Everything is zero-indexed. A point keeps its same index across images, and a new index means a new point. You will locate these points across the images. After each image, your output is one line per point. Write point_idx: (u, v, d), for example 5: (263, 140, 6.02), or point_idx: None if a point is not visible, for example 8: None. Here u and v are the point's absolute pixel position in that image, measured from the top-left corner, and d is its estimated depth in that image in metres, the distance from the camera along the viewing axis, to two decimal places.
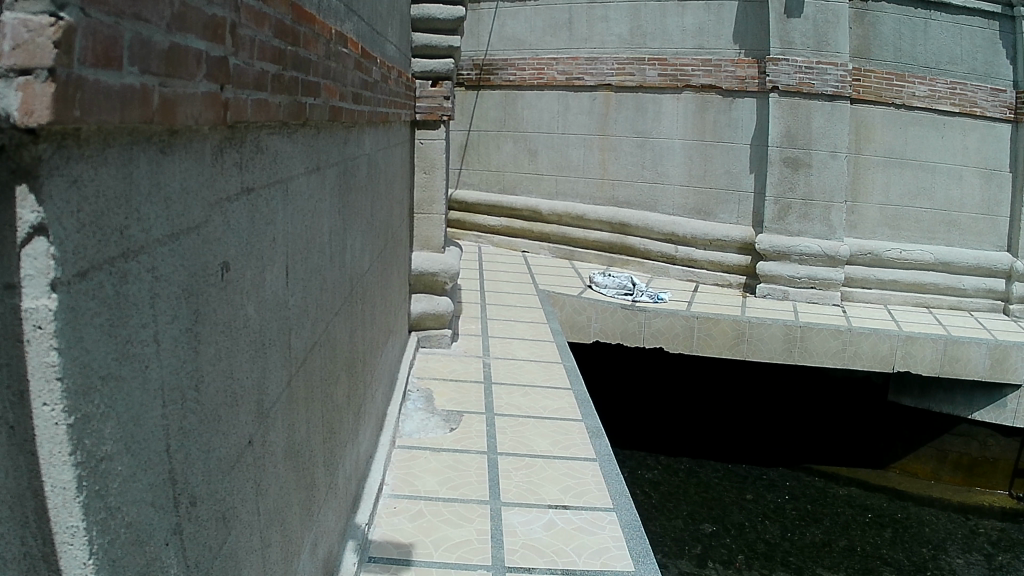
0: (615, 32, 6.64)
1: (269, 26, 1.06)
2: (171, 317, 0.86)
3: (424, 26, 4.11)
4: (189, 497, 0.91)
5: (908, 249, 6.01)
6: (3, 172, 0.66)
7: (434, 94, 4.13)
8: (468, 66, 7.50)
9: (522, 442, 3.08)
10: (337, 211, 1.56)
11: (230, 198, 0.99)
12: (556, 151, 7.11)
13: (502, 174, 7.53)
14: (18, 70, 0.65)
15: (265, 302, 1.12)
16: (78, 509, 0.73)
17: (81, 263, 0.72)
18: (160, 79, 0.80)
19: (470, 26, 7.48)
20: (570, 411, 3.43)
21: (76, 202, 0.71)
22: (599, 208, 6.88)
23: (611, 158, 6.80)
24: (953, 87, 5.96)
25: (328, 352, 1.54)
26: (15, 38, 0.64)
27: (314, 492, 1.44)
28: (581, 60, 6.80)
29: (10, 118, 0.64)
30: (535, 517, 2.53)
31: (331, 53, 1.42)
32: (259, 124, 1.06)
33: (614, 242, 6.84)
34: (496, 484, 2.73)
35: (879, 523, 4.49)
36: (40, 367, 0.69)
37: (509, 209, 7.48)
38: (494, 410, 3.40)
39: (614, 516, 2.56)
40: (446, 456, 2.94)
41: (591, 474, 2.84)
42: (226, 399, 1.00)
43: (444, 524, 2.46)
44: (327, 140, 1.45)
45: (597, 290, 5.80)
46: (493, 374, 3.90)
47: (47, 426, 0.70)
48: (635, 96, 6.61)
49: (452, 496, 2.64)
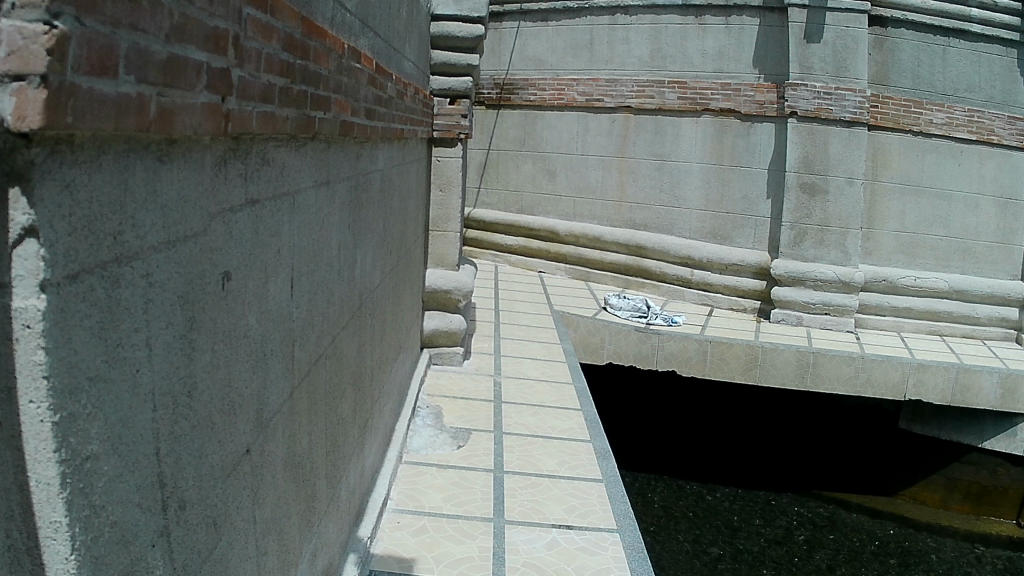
0: (635, 54, 6.63)
1: (277, 39, 1.07)
2: (164, 323, 0.87)
3: (443, 44, 4.13)
4: (178, 501, 0.92)
5: (922, 277, 5.94)
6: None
7: (451, 112, 4.15)
8: (489, 85, 7.56)
9: (529, 461, 3.08)
10: (347, 225, 1.56)
11: (233, 209, 1.00)
12: (575, 172, 7.10)
13: (520, 194, 7.55)
14: (12, 76, 0.67)
15: (267, 311, 1.13)
16: (62, 505, 0.74)
17: (71, 266, 0.73)
18: (158, 88, 0.82)
19: (491, 45, 7.53)
20: (579, 431, 3.43)
21: (67, 206, 0.73)
22: (616, 230, 6.87)
23: (630, 181, 6.78)
24: (970, 115, 5.91)
25: (335, 365, 1.55)
26: (10, 45, 0.66)
27: (314, 504, 1.44)
28: (602, 81, 6.79)
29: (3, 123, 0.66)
30: (537, 536, 2.53)
31: (343, 68, 1.43)
32: (264, 136, 1.07)
33: (630, 264, 6.82)
34: (500, 503, 2.73)
35: (882, 550, 4.44)
36: (26, 366, 0.70)
37: (526, 230, 7.48)
38: (502, 429, 3.40)
39: (617, 537, 2.54)
40: (452, 473, 2.94)
41: (595, 494, 2.84)
42: (224, 408, 1.01)
43: (445, 541, 2.46)
44: (338, 155, 1.46)
45: (612, 312, 5.79)
46: (504, 393, 3.90)
47: (33, 422, 0.71)
48: (654, 119, 6.59)
49: (456, 513, 2.64)
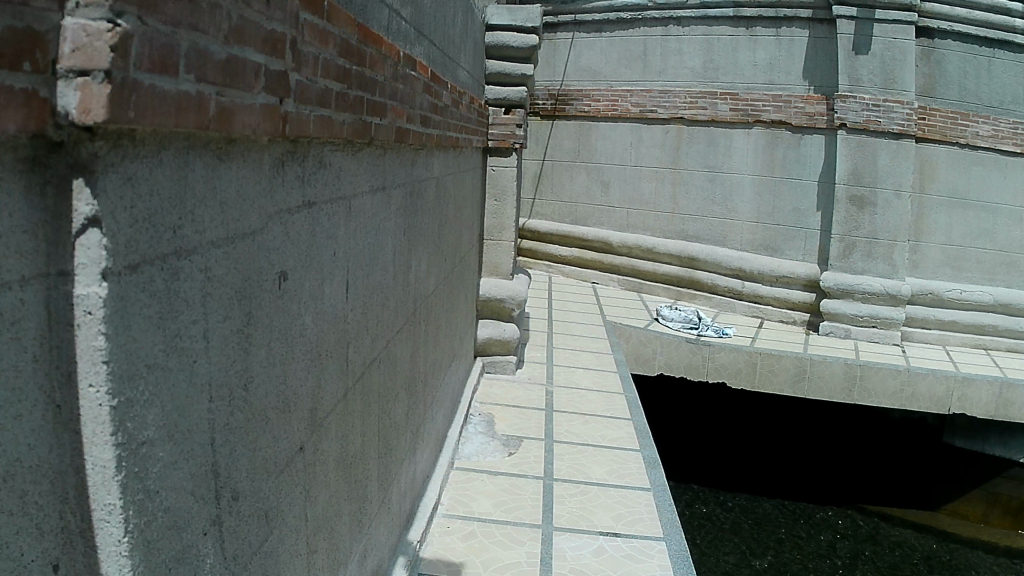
0: (689, 65, 6.65)
1: (333, 45, 1.09)
2: (221, 316, 0.89)
3: (498, 53, 4.16)
4: (231, 492, 0.93)
5: (969, 291, 5.82)
6: (61, 166, 0.70)
7: (506, 121, 4.20)
8: (545, 96, 7.60)
9: (577, 469, 3.07)
10: (401, 231, 1.58)
11: (290, 211, 1.02)
12: (628, 183, 7.12)
13: (575, 206, 7.56)
14: (77, 72, 0.69)
15: (323, 312, 1.14)
16: (116, 487, 0.76)
17: (132, 256, 0.75)
18: (217, 88, 0.84)
19: (546, 57, 7.57)
20: (628, 440, 3.41)
21: (129, 199, 0.75)
22: (668, 242, 6.87)
23: (682, 192, 6.79)
24: (1017, 127, 5.84)
25: (388, 368, 1.56)
26: (74, 42, 0.69)
27: (365, 504, 1.46)
28: (654, 93, 6.81)
29: (69, 116, 0.68)
30: (585, 543, 2.52)
31: (400, 77, 1.46)
32: (321, 140, 1.09)
33: (682, 275, 6.81)
34: (549, 510, 2.73)
35: (931, 563, 4.36)
36: (87, 350, 0.72)
37: (581, 241, 7.51)
38: (551, 436, 3.39)
39: (664, 545, 2.53)
40: (501, 479, 2.94)
41: (643, 503, 2.82)
42: (279, 401, 1.03)
43: (494, 546, 2.47)
44: (394, 161, 1.48)
45: (663, 322, 5.78)
46: (555, 401, 3.89)
47: (92, 407, 0.73)
48: (707, 130, 6.60)
49: (504, 519, 2.64)
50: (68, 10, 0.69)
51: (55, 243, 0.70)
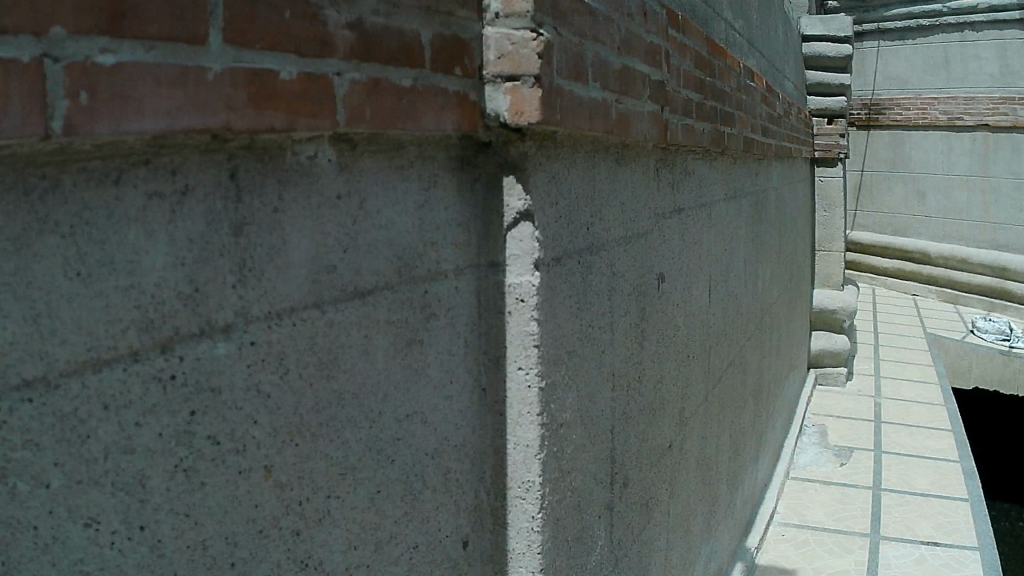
0: (987, 70, 7.55)
1: (693, 50, 1.31)
2: (617, 318, 1.14)
3: (815, 64, 5.08)
4: (622, 481, 1.18)
5: None
6: (496, 165, 0.97)
7: (829, 133, 5.24)
8: (859, 106, 8.56)
9: (905, 478, 3.38)
10: (739, 242, 1.83)
11: (656, 221, 1.27)
12: (943, 194, 7.97)
13: (896, 218, 8.39)
14: (507, 78, 0.93)
15: (683, 316, 1.39)
16: (534, 467, 1.02)
17: (558, 249, 1.02)
18: (616, 95, 1.06)
19: (860, 66, 8.58)
20: (951, 451, 3.66)
21: (554, 197, 1.02)
22: (982, 253, 7.44)
23: (993, 201, 7.59)
24: None
25: (735, 362, 1.82)
26: (501, 52, 0.93)
27: (720, 485, 1.72)
28: (959, 99, 7.71)
29: (504, 117, 0.93)
30: (906, 552, 2.81)
31: (738, 88, 1.69)
32: (682, 147, 1.33)
33: (996, 287, 7.32)
34: (876, 518, 3.07)
35: None
36: (517, 335, 0.99)
37: (899, 251, 8.22)
38: (882, 448, 3.71)
39: (978, 556, 2.78)
40: (833, 489, 3.30)
41: (962, 515, 3.07)
42: (640, 404, 1.25)
43: (827, 553, 2.80)
44: (732, 173, 1.72)
45: (980, 334, 6.12)
46: (882, 411, 4.23)
47: (519, 387, 1.00)
48: (1011, 137, 7.45)
49: (836, 528, 2.98)
50: (492, 22, 0.94)
51: (498, 235, 0.98)
